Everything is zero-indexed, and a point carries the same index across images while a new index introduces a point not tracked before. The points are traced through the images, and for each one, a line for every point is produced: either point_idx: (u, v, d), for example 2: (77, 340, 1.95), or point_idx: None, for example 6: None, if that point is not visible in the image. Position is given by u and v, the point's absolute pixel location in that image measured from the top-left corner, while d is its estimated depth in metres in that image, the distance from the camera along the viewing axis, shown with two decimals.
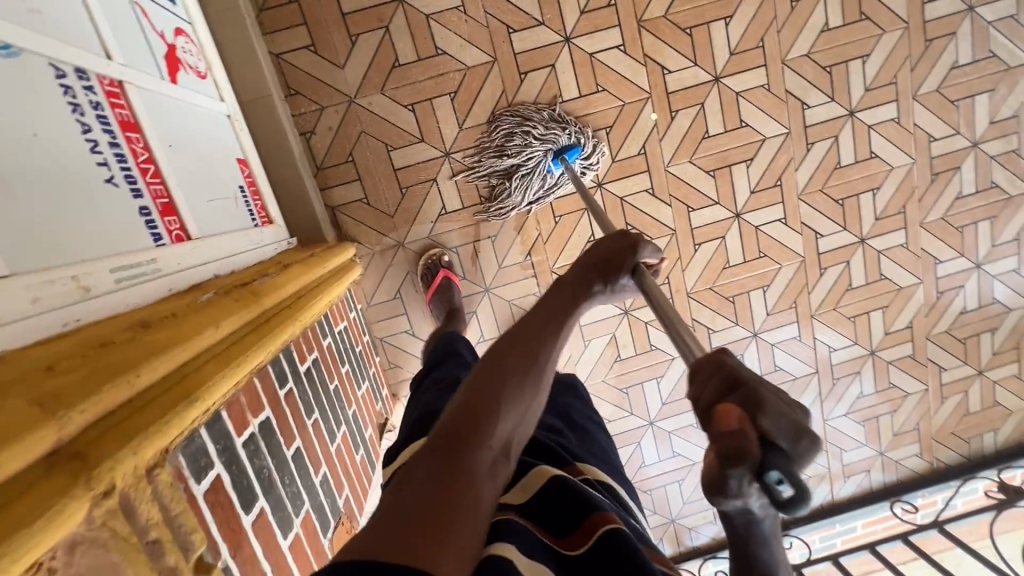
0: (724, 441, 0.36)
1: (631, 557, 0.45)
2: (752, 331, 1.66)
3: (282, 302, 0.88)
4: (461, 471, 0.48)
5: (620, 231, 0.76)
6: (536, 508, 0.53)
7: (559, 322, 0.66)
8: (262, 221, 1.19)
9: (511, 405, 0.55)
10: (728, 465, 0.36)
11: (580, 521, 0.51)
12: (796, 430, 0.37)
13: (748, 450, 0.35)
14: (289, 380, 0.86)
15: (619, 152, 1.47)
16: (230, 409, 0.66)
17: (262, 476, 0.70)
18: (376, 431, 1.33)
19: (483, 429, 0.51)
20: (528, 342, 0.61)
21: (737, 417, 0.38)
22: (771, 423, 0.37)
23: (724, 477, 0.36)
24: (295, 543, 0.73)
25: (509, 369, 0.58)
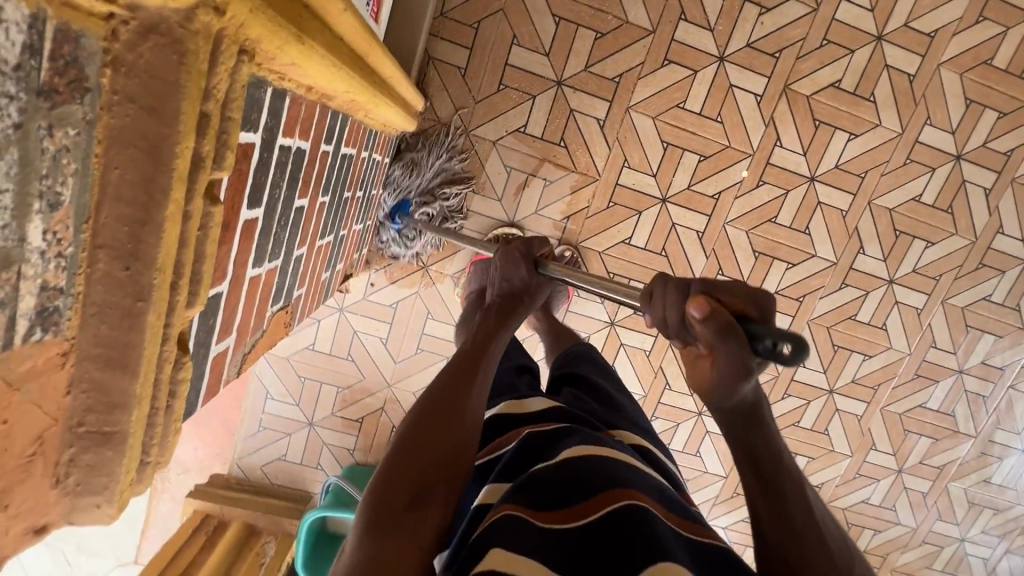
0: (712, 328, 0.54)
1: (657, 536, 0.48)
2: (699, 409, 1.68)
3: (371, 70, 0.79)
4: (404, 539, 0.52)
5: (501, 248, 0.90)
6: (544, 490, 0.52)
7: (476, 362, 0.70)
8: (372, 14, 1.09)
9: (434, 450, 0.58)
10: (727, 340, 0.53)
11: (592, 492, 0.52)
12: (753, 305, 0.56)
13: (731, 326, 0.53)
14: (332, 144, 0.79)
15: (697, 183, 1.48)
16: (293, 101, 0.59)
17: (273, 192, 0.62)
18: (342, 274, 1.23)
19: (410, 493, 0.55)
20: (440, 391, 0.65)
21: (708, 303, 0.55)
22: (727, 297, 0.56)
23: (732, 353, 0.53)
24: (256, 279, 0.65)
25: (433, 414, 0.61)
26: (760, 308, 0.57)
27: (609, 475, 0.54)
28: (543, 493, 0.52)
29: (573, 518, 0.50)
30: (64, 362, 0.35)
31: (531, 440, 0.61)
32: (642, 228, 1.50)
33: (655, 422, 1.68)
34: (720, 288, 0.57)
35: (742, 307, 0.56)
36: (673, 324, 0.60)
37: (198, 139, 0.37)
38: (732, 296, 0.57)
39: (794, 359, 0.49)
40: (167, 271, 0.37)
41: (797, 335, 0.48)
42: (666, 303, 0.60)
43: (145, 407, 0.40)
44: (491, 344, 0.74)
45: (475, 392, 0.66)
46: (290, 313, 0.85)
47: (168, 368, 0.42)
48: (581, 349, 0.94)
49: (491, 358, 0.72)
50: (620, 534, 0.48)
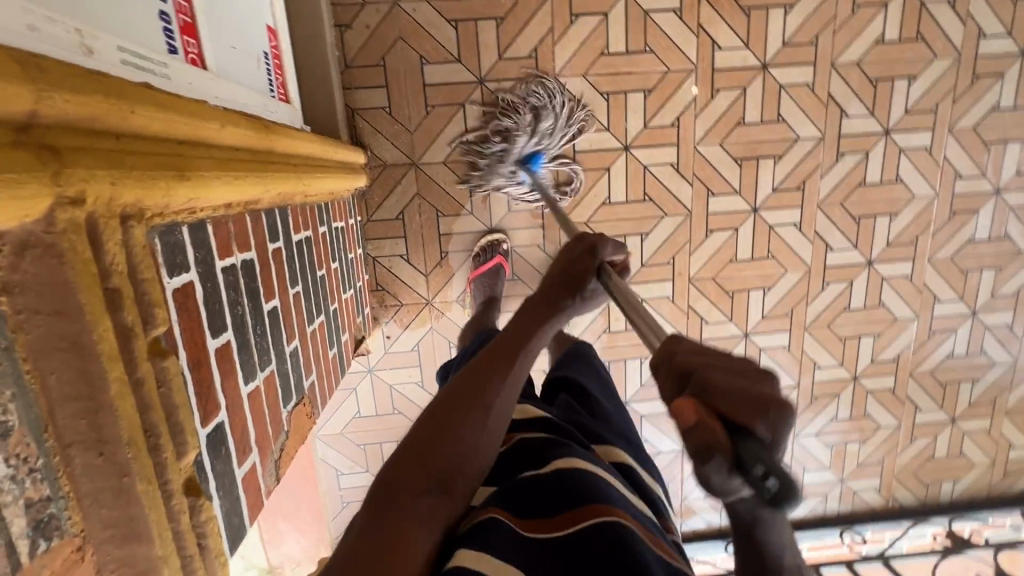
0: (686, 446, 0.38)
1: (619, 550, 0.50)
2: (744, 331, 1.63)
3: (285, 156, 0.80)
4: (404, 509, 0.53)
5: (574, 239, 0.83)
6: (527, 502, 0.56)
7: (515, 354, 0.69)
8: (281, 97, 1.13)
9: (462, 438, 0.60)
10: (699, 461, 0.37)
11: (572, 505, 0.55)
12: (769, 422, 0.38)
13: (711, 456, 0.36)
14: (280, 240, 0.81)
15: (652, 119, 1.44)
16: (216, 225, 0.61)
17: (235, 312, 0.64)
18: (352, 344, 1.26)
19: (427, 472, 0.57)
20: (476, 383, 0.65)
21: (691, 407, 0.39)
22: (725, 402, 0.39)
23: (702, 473, 0.38)
24: (255, 393, 0.68)
25: (457, 407, 0.62)
26: (776, 427, 0.38)
27: (595, 488, 0.56)
28: (528, 500, 0.56)
29: (555, 528, 0.53)
30: (81, 555, 0.38)
31: (526, 444, 0.65)
32: (617, 183, 1.46)
33: None
34: (720, 391, 0.40)
35: (755, 422, 0.38)
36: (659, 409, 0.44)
37: (116, 314, 0.39)
38: (740, 402, 0.39)
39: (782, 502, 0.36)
40: (138, 440, 0.40)
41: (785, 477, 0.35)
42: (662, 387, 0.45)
43: (174, 562, 0.43)
44: (535, 335, 0.72)
45: (506, 390, 0.66)
46: (310, 403, 0.88)
47: (185, 517, 0.45)
48: (585, 351, 0.95)
49: (527, 355, 0.71)
50: (589, 551, 0.50)
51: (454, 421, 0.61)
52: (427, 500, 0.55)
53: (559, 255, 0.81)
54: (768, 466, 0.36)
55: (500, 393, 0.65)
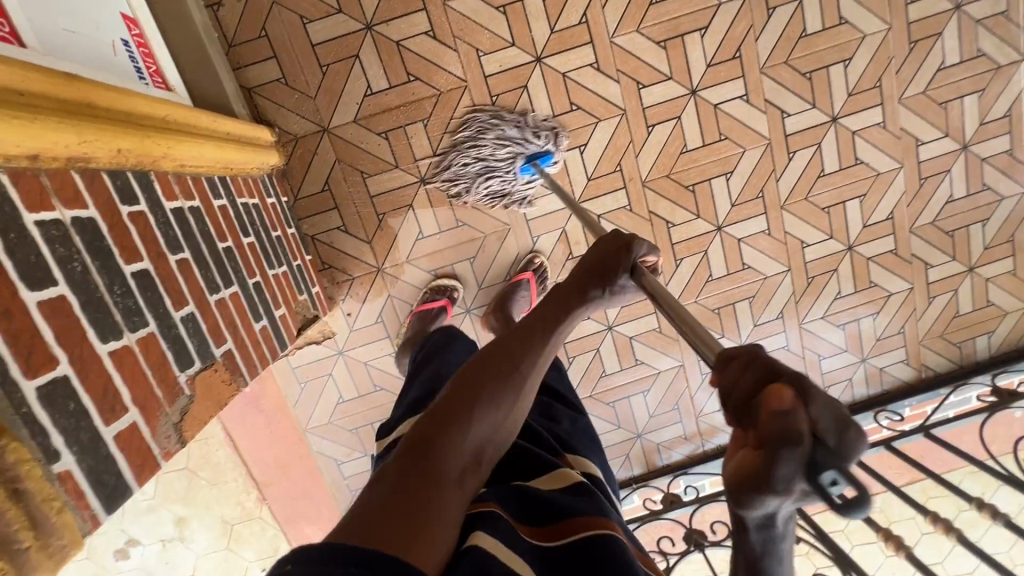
0: (772, 429, 0.38)
1: (612, 558, 0.52)
2: (716, 224, 1.53)
3: (124, 115, 0.75)
4: (436, 467, 0.52)
5: (610, 233, 0.77)
6: (527, 508, 0.57)
7: (543, 337, 0.68)
8: (159, 84, 1.11)
9: (495, 406, 0.59)
10: (784, 447, 0.37)
11: (569, 514, 0.57)
12: (840, 432, 0.39)
13: (799, 439, 0.37)
14: (143, 204, 0.77)
15: (558, 22, 1.34)
16: (17, 176, 0.57)
17: (70, 267, 0.60)
18: (295, 322, 1.21)
19: (457, 433, 0.55)
20: (509, 357, 0.64)
21: (790, 399, 0.39)
22: (817, 411, 0.39)
23: (781, 461, 0.37)
24: (124, 351, 0.64)
25: (489, 377, 0.61)
26: (840, 437, 0.39)
27: (584, 503, 0.59)
28: (535, 508, 0.57)
29: (558, 535, 0.54)
30: None
31: (530, 458, 0.66)
32: (539, 99, 1.38)
33: (683, 265, 1.55)
34: (810, 394, 0.40)
35: (830, 434, 0.39)
36: (735, 400, 0.43)
37: None
38: (832, 412, 0.39)
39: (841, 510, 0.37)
40: None
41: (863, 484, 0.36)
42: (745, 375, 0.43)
43: None
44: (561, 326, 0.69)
45: (533, 371, 0.65)
46: (227, 371, 0.85)
47: None
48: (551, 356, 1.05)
49: (557, 338, 0.70)
50: (586, 556, 0.52)
51: (489, 391, 0.60)
52: (455, 466, 0.54)
53: (590, 249, 0.76)
54: (845, 473, 0.36)
55: (530, 372, 0.64)
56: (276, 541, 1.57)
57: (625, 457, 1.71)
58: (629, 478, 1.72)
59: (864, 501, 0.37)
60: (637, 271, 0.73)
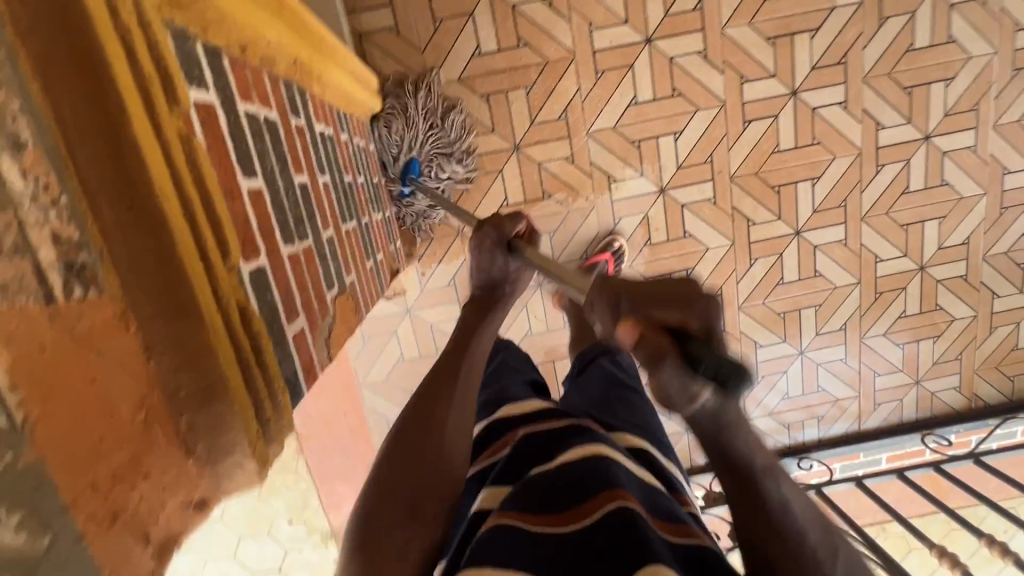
0: (643, 355, 0.43)
1: (634, 535, 0.45)
2: (795, 228, 1.53)
3: (299, 26, 0.75)
4: (380, 554, 0.55)
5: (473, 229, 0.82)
6: (537, 498, 0.51)
7: (454, 373, 0.69)
8: None
9: (419, 466, 0.60)
10: (655, 365, 0.41)
11: (589, 494, 0.50)
12: (697, 321, 0.44)
13: (665, 349, 0.41)
14: (302, 119, 0.77)
15: (673, 5, 1.34)
16: (234, 63, 0.56)
17: (264, 164, 0.60)
18: (387, 269, 1.22)
19: (394, 514, 0.57)
20: (429, 393, 0.66)
21: (637, 330, 0.44)
22: (663, 314, 0.45)
23: (660, 374, 0.41)
24: (296, 258, 0.64)
25: (408, 442, 0.62)
26: (706, 326, 0.44)
27: (604, 472, 0.52)
28: (538, 495, 0.51)
29: (564, 522, 0.49)
30: (126, 324, 0.33)
31: (534, 440, 0.60)
32: (643, 79, 1.38)
33: (757, 265, 1.56)
34: (655, 307, 0.46)
35: (688, 322, 0.45)
36: (607, 328, 0.51)
37: (132, 63, 0.35)
38: (670, 309, 0.45)
39: (734, 385, 0.41)
40: (173, 199, 0.35)
41: (727, 362, 0.40)
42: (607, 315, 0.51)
43: (229, 351, 0.38)
44: (471, 344, 0.73)
45: (458, 403, 0.66)
46: (352, 300, 0.85)
47: (237, 318, 0.40)
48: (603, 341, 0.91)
49: (472, 362, 0.72)
50: (605, 541, 0.46)
51: (411, 457, 0.60)
52: (405, 531, 0.56)
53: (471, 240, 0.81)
54: (711, 355, 0.40)
55: (453, 409, 0.65)
56: (306, 495, 1.45)
57: None
58: None
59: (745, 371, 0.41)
60: (517, 246, 0.79)
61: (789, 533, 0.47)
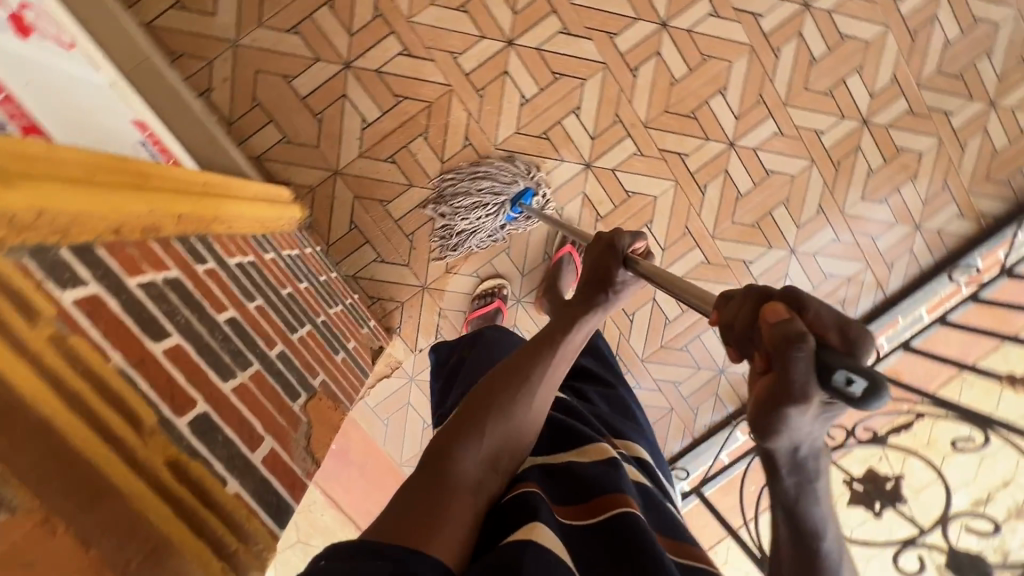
0: (778, 340, 0.38)
1: (646, 531, 0.53)
2: (728, 141, 1.53)
3: (171, 185, 0.80)
4: (453, 467, 0.59)
5: (592, 242, 0.80)
6: (567, 495, 0.60)
7: (556, 345, 0.71)
8: (155, 144, 1.14)
9: (502, 410, 0.64)
10: (790, 351, 0.37)
11: (615, 490, 0.59)
12: (839, 329, 0.39)
13: (803, 337, 0.37)
14: (211, 262, 0.81)
15: (517, 3, 1.39)
16: (111, 249, 0.60)
17: (176, 320, 0.63)
18: (365, 351, 1.23)
19: (474, 437, 0.62)
20: (525, 363, 0.69)
21: (783, 312, 0.40)
22: (817, 316, 0.40)
23: (792, 370, 0.38)
24: (243, 388, 0.67)
25: (501, 386, 0.66)
26: (848, 338, 0.39)
27: (624, 479, 0.61)
28: (570, 490, 0.60)
29: (591, 516, 0.57)
30: (52, 528, 0.37)
31: (566, 438, 0.69)
32: (521, 78, 1.43)
33: (709, 190, 1.55)
34: (813, 301, 0.41)
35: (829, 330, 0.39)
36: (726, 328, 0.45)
37: None
38: (821, 304, 0.40)
39: (861, 409, 0.36)
40: (56, 406, 0.41)
41: (882, 379, 0.34)
42: (742, 304, 0.44)
43: (165, 509, 0.45)
44: (576, 326, 0.73)
45: (547, 376, 0.69)
46: (329, 398, 0.87)
47: (165, 471, 0.47)
48: (603, 343, 1.09)
49: (573, 343, 0.73)
50: (623, 528, 0.54)
51: (500, 403, 0.65)
52: (478, 467, 0.61)
53: (585, 254, 0.79)
54: (861, 372, 0.35)
55: (543, 379, 0.68)
56: None
57: (714, 398, 1.68)
58: (726, 418, 1.68)
59: (883, 387, 0.34)
60: (629, 260, 0.74)
61: (817, 553, 0.49)
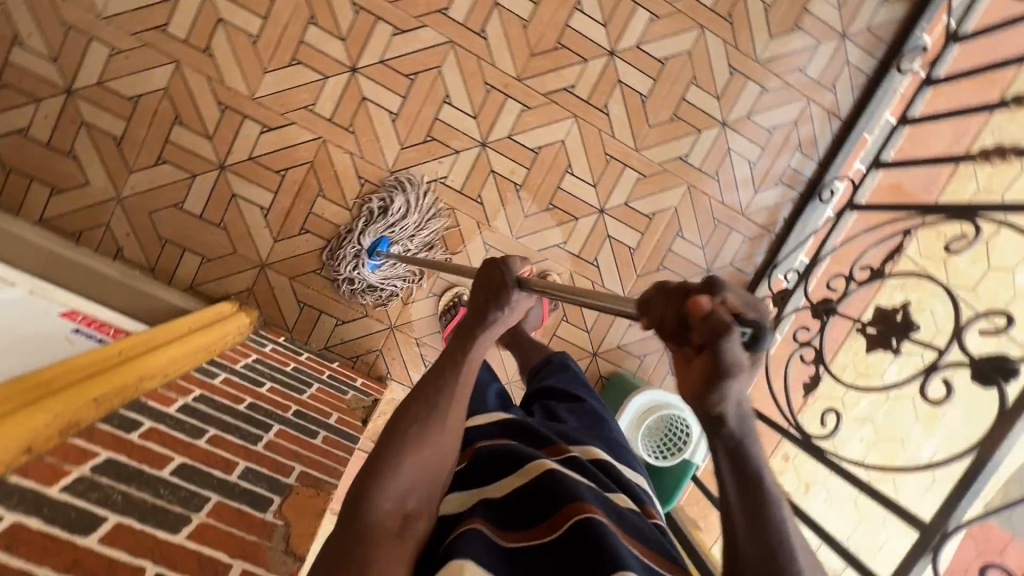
0: (708, 327, 0.45)
1: (594, 543, 0.54)
2: (608, 51, 1.45)
3: (83, 374, 0.85)
4: (368, 523, 0.57)
5: (485, 262, 0.79)
6: (511, 519, 0.60)
7: (454, 370, 0.70)
8: (90, 324, 1.21)
9: (412, 451, 0.62)
10: (719, 335, 0.45)
11: (556, 508, 0.59)
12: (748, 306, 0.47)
13: (727, 326, 0.45)
14: (148, 421, 0.86)
15: (342, 28, 1.36)
16: (27, 469, 0.66)
17: (111, 500, 0.68)
18: (352, 415, 1.26)
19: (386, 487, 0.59)
20: (428, 395, 0.67)
21: (706, 302, 0.45)
22: (734, 297, 0.47)
23: (721, 351, 0.45)
24: (200, 528, 0.72)
25: (408, 426, 0.64)
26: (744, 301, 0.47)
27: (570, 491, 0.60)
28: (517, 516, 0.60)
29: (542, 535, 0.57)
30: None
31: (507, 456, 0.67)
32: (381, 96, 1.40)
33: (612, 107, 1.48)
34: (725, 288, 0.47)
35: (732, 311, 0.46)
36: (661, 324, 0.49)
37: None
38: (733, 289, 0.47)
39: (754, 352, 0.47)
40: None
41: (764, 328, 0.46)
42: (667, 302, 0.49)
43: None
44: (474, 345, 0.72)
45: (452, 401, 0.67)
46: (310, 487, 0.91)
47: None
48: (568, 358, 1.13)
49: (472, 359, 0.72)
50: (574, 547, 0.55)
51: (410, 442, 0.63)
52: (396, 515, 0.59)
53: (483, 268, 0.78)
54: (749, 325, 0.46)
55: (448, 407, 0.67)
56: None
57: None
58: None
59: (765, 335, 0.46)
60: (524, 282, 0.75)
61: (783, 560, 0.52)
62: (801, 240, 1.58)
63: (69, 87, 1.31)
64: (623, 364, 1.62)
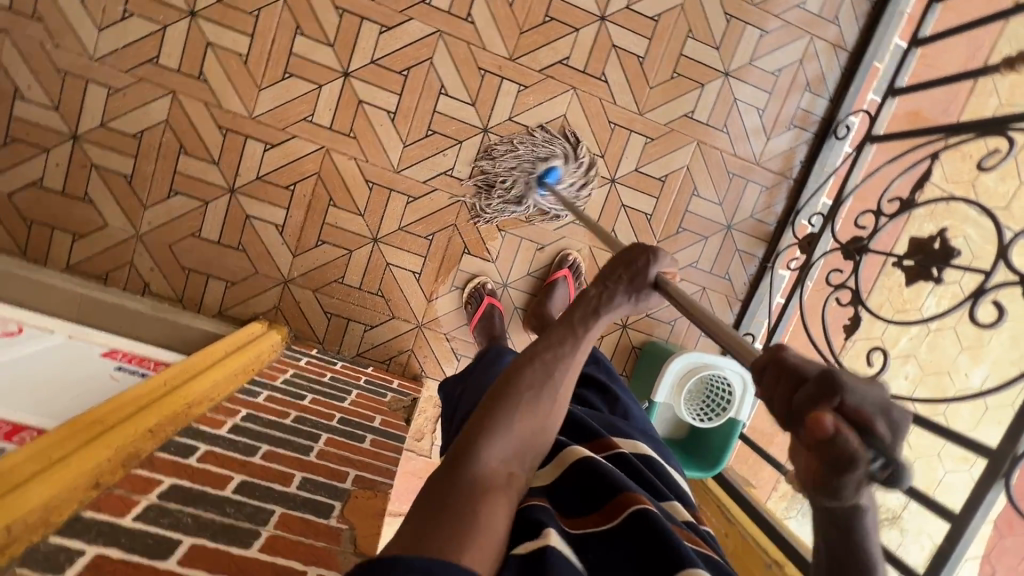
0: (828, 444, 0.39)
1: (657, 532, 0.52)
2: (598, 16, 1.41)
3: (134, 407, 0.85)
4: (481, 475, 0.57)
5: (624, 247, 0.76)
6: (569, 503, 0.59)
7: (564, 342, 0.68)
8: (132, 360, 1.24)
9: (527, 416, 0.62)
10: (841, 454, 0.39)
11: (611, 498, 0.57)
12: (885, 418, 0.39)
13: (858, 445, 0.38)
14: (203, 444, 0.87)
15: (329, 33, 1.35)
16: (100, 503, 0.70)
17: (181, 523, 0.72)
18: (394, 417, 1.28)
19: (499, 438, 0.60)
20: (545, 367, 0.66)
21: (834, 419, 0.39)
22: (859, 401, 0.39)
23: (840, 464, 0.40)
24: (270, 540, 0.74)
25: (516, 390, 0.63)
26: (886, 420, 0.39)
27: (622, 481, 0.59)
28: (577, 501, 0.59)
29: (595, 523, 0.56)
30: None
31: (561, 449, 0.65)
32: (378, 97, 1.39)
33: (610, 73, 1.45)
34: (867, 413, 0.39)
35: (875, 422, 0.39)
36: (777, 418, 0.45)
37: None
38: (868, 399, 0.39)
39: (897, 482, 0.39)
40: None
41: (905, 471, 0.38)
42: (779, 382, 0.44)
43: None
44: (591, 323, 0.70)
45: (563, 372, 0.66)
46: (367, 489, 0.93)
47: None
48: (593, 348, 1.07)
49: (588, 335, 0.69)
50: (631, 539, 0.53)
51: (516, 406, 0.62)
52: (498, 470, 0.59)
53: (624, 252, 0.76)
54: (890, 458, 0.39)
55: (561, 377, 0.66)
56: None
57: (737, 254, 1.59)
58: (760, 263, 1.59)
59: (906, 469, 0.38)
60: (661, 281, 0.72)
61: None
62: (820, 182, 1.53)
63: (75, 133, 1.33)
64: (654, 332, 1.60)
